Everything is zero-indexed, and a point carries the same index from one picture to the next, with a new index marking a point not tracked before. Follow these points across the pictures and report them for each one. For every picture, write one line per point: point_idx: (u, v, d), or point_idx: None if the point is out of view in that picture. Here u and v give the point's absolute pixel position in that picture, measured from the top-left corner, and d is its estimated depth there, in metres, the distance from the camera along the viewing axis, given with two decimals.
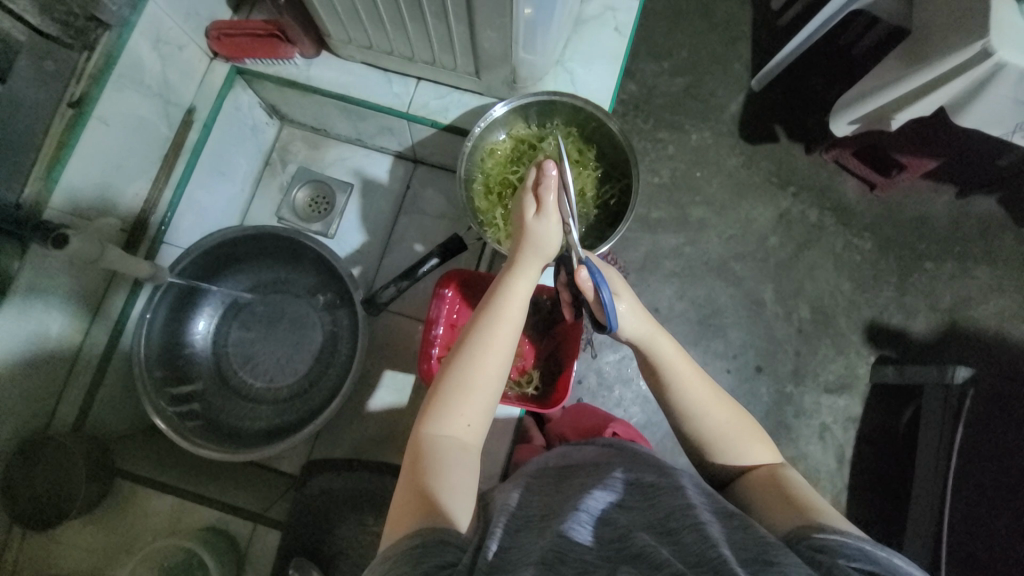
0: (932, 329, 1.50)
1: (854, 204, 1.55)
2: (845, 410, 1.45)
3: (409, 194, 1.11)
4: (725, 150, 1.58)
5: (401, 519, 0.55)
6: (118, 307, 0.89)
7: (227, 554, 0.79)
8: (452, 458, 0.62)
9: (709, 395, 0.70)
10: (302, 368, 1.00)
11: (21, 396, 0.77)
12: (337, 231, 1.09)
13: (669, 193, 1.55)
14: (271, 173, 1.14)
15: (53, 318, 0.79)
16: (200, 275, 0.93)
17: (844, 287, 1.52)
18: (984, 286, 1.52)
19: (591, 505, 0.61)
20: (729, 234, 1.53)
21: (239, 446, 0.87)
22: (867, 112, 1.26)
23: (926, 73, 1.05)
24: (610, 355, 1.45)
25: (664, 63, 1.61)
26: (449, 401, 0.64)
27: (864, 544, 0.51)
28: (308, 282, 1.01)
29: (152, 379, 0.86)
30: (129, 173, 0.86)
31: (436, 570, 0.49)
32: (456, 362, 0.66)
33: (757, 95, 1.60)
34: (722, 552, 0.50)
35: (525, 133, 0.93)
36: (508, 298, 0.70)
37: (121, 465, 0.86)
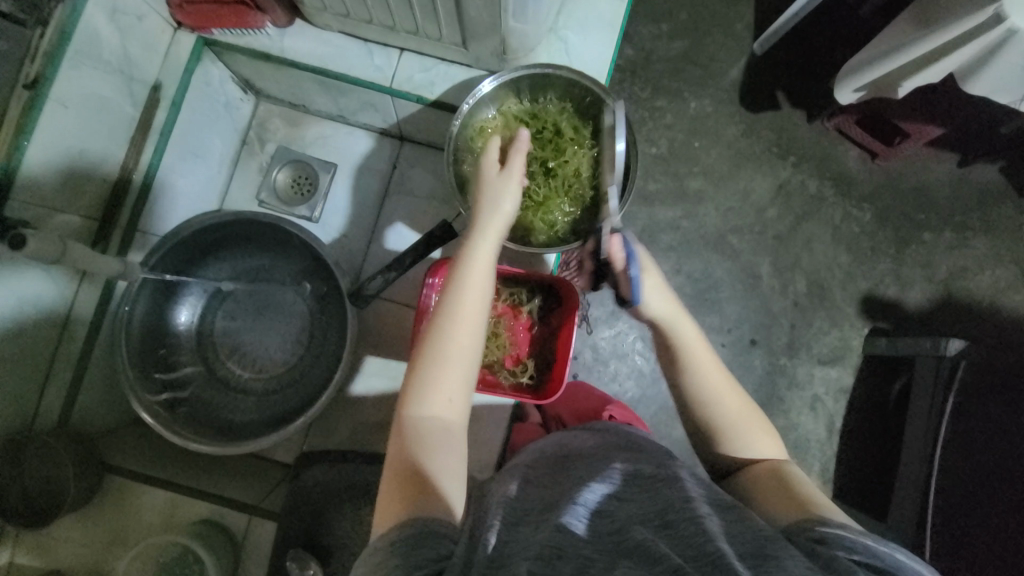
0: (927, 300, 1.49)
1: (855, 174, 1.51)
2: (837, 381, 1.46)
3: (395, 173, 1.06)
4: (725, 118, 1.52)
5: (389, 512, 0.54)
6: (94, 302, 0.85)
7: (221, 546, 0.79)
8: (434, 439, 0.60)
9: (720, 382, 0.71)
10: (292, 357, 0.98)
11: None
12: (321, 214, 1.04)
13: (666, 164, 1.50)
14: (249, 152, 1.08)
15: (28, 317, 0.75)
16: (178, 266, 0.88)
17: (841, 260, 1.50)
18: (980, 257, 1.50)
19: (586, 498, 0.60)
20: (727, 207, 1.50)
21: (229, 439, 0.85)
22: (872, 80, 1.20)
23: (941, 36, 0.99)
24: (605, 331, 1.44)
25: (663, 25, 1.52)
26: (426, 383, 0.61)
27: (865, 538, 0.50)
28: (293, 269, 0.97)
29: (135, 370, 0.83)
30: (95, 159, 0.80)
31: (429, 564, 0.48)
32: (429, 340, 0.62)
33: (760, 59, 1.52)
34: (719, 546, 0.49)
35: (516, 110, 0.87)
36: (475, 264, 0.66)
37: (111, 460, 0.85)
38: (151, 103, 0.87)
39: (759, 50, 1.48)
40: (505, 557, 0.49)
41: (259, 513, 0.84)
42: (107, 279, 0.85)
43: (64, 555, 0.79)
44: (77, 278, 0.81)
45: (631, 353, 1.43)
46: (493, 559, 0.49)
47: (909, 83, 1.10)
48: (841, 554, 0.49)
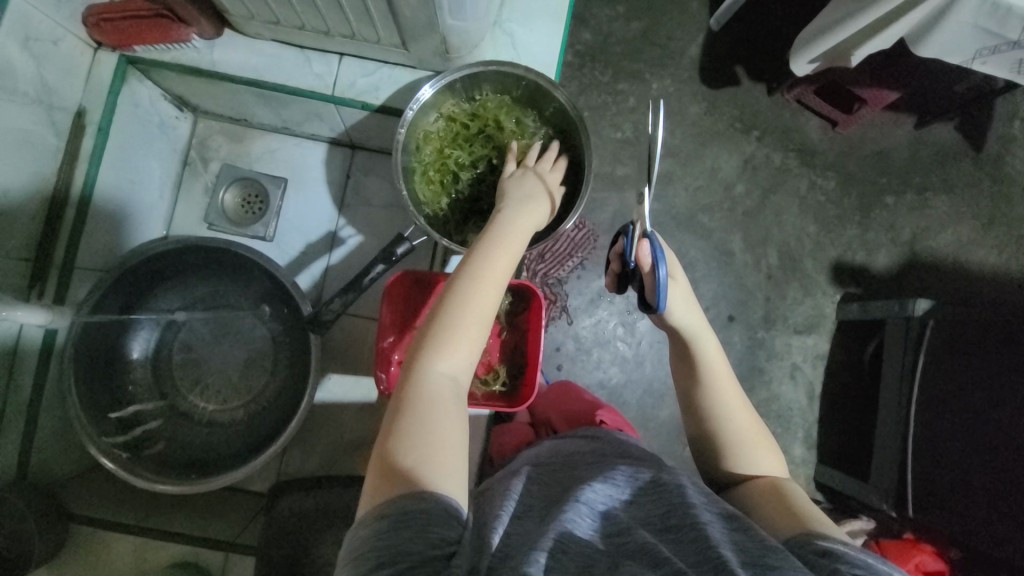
0: (894, 262, 1.52)
1: (817, 144, 1.53)
2: (814, 348, 1.49)
3: (351, 183, 1.01)
4: (686, 97, 1.51)
5: (396, 471, 0.51)
6: (35, 352, 0.79)
7: None
8: (446, 409, 0.56)
9: (735, 398, 0.72)
10: (259, 382, 0.95)
11: None
12: (275, 233, 0.99)
13: (633, 148, 1.48)
14: (193, 172, 1.02)
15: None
16: (125, 302, 0.84)
17: (810, 229, 1.51)
18: (941, 215, 1.54)
19: (595, 500, 0.62)
20: (695, 185, 1.49)
21: (196, 475, 0.82)
22: (827, 51, 1.21)
23: (880, 9, 1.00)
24: (585, 320, 1.43)
25: (618, 7, 1.50)
26: (444, 342, 0.58)
27: (868, 556, 0.51)
28: (250, 293, 0.93)
29: (90, 413, 0.79)
30: (18, 196, 0.74)
31: (443, 546, 0.46)
32: (452, 304, 0.60)
33: (717, 35, 1.52)
34: (722, 552, 0.52)
35: (457, 112, 0.85)
36: (506, 241, 0.65)
37: (75, 509, 0.81)
38: (76, 130, 0.81)
39: (716, 26, 1.48)
40: (511, 550, 0.53)
41: (237, 549, 0.81)
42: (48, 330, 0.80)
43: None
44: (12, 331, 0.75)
45: (613, 340, 1.43)
46: (499, 552, 0.53)
47: (860, 50, 1.13)
48: (844, 568, 0.50)
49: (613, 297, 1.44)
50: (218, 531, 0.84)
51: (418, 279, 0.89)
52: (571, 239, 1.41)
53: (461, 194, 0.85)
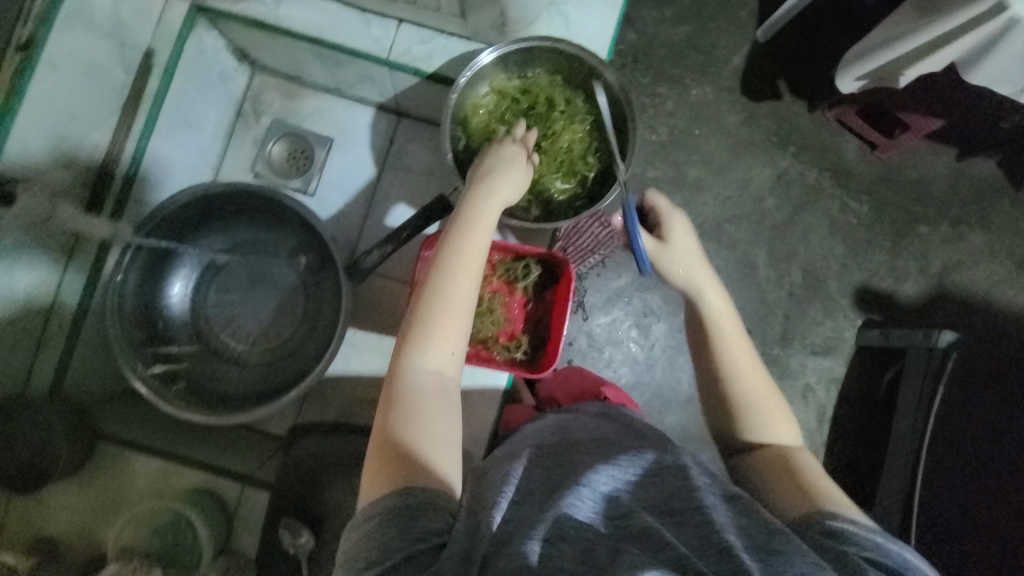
0: (921, 292, 1.50)
1: (854, 165, 1.51)
2: (829, 371, 1.47)
3: (393, 149, 1.03)
4: (725, 106, 1.51)
5: (385, 472, 0.57)
6: (87, 265, 0.84)
7: (216, 519, 0.82)
8: (428, 406, 0.62)
9: (745, 357, 0.73)
10: (286, 330, 0.98)
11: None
12: (315, 189, 1.02)
13: (665, 152, 1.49)
14: (244, 124, 1.05)
15: (8, 309, 0.73)
16: (175, 232, 0.88)
17: (837, 251, 1.50)
18: (975, 251, 1.51)
19: (600, 482, 0.62)
20: (725, 196, 1.49)
21: (220, 408, 0.86)
22: (877, 68, 1.18)
23: (937, 26, 1.00)
24: (600, 317, 1.44)
25: (666, 10, 1.51)
26: (419, 348, 0.63)
27: (876, 535, 0.54)
28: (288, 244, 0.96)
29: (130, 341, 0.83)
30: (85, 125, 0.79)
31: (426, 535, 0.52)
32: (423, 309, 0.65)
33: (762, 47, 1.51)
34: (727, 537, 0.54)
35: (508, 86, 0.87)
36: (470, 233, 0.68)
37: (102, 427, 0.87)
38: (143, 70, 0.85)
39: (762, 38, 1.48)
40: (508, 535, 0.55)
41: (253, 483, 0.87)
42: (103, 242, 0.85)
43: (57, 521, 0.79)
44: (68, 243, 0.80)
45: (626, 340, 1.44)
46: (496, 538, 0.54)
47: (911, 70, 1.10)
48: (853, 551, 0.52)
49: (631, 298, 1.45)
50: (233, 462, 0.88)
51: None
52: (595, 235, 1.30)
53: None
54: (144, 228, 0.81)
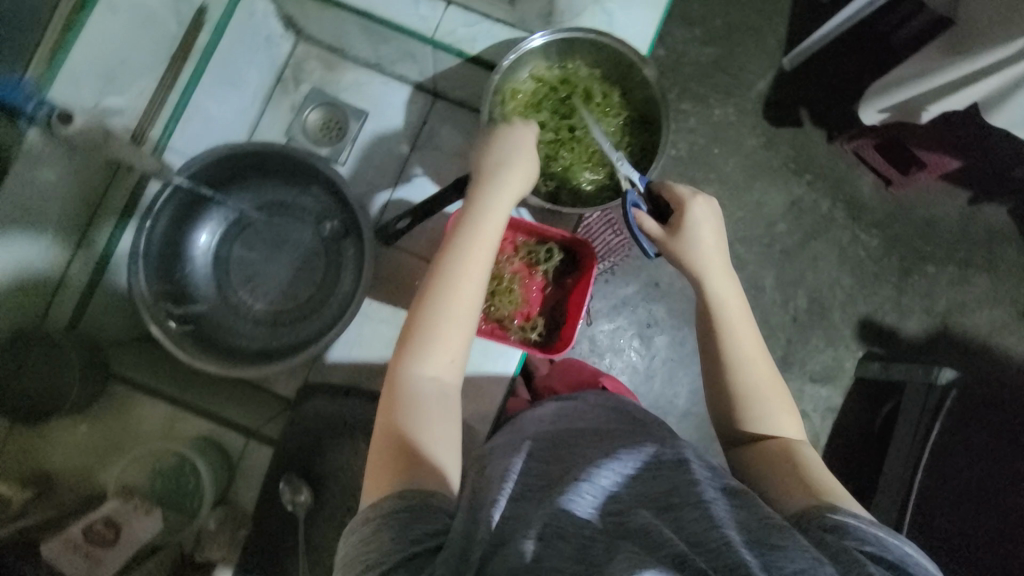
0: (924, 330, 1.51)
1: (867, 199, 1.53)
2: (826, 400, 1.48)
3: (425, 129, 1.05)
4: (746, 129, 1.53)
5: (382, 477, 0.60)
6: (124, 192, 0.87)
7: (220, 467, 0.87)
8: (427, 408, 0.65)
9: (751, 345, 0.75)
10: (303, 294, 0.98)
11: (23, 280, 0.75)
12: (346, 159, 1.04)
13: (684, 167, 1.52)
14: (283, 90, 1.06)
15: (39, 236, 0.76)
16: (214, 179, 0.90)
17: (844, 281, 1.51)
18: (980, 295, 1.52)
19: (601, 478, 0.61)
20: (738, 216, 1.51)
21: (234, 360, 0.87)
22: (899, 101, 1.22)
23: (964, 65, 1.02)
24: (604, 324, 1.45)
25: (697, 30, 1.54)
26: (419, 353, 0.66)
27: (876, 530, 0.55)
28: (315, 208, 0.98)
29: (151, 292, 0.84)
30: (133, 71, 0.81)
31: (424, 536, 0.54)
32: (424, 317, 0.67)
33: (788, 75, 1.54)
34: (726, 533, 0.53)
35: (547, 75, 0.89)
36: (472, 243, 0.69)
37: (116, 369, 0.87)
38: (195, 25, 0.88)
39: (788, 66, 1.50)
40: (505, 536, 0.55)
41: (257, 438, 0.90)
42: (141, 173, 0.87)
43: (56, 457, 0.76)
44: (110, 169, 0.84)
45: (627, 348, 1.45)
46: (494, 538, 0.55)
47: (936, 106, 1.13)
48: (853, 544, 0.54)
49: (636, 307, 1.46)
50: (241, 418, 0.90)
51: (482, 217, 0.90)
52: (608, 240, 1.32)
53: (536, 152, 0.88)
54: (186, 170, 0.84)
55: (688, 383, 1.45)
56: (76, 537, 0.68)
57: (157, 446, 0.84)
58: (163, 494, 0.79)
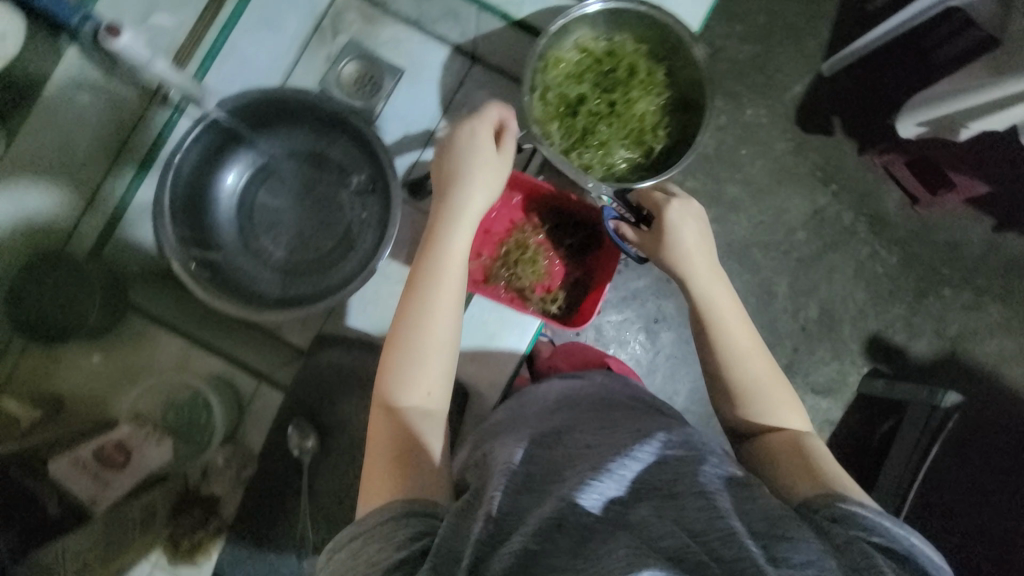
0: (931, 353, 1.40)
1: (891, 215, 1.40)
2: (824, 414, 1.40)
3: (461, 92, 1.03)
4: (776, 132, 1.40)
5: (369, 495, 0.61)
6: (153, 132, 0.90)
7: (231, 402, 0.88)
8: (410, 428, 0.65)
9: (747, 338, 0.74)
10: (324, 245, 0.97)
11: (54, 199, 0.82)
12: (379, 115, 1.02)
13: (707, 164, 1.40)
14: (320, 40, 1.02)
15: (70, 155, 0.83)
16: (250, 122, 0.91)
17: (857, 296, 1.40)
18: (992, 324, 1.40)
19: (619, 466, 0.57)
20: (758, 221, 1.40)
21: (250, 304, 0.87)
22: (937, 116, 1.17)
23: (1000, 89, 1.00)
24: (612, 315, 1.38)
25: (736, 25, 1.40)
26: (397, 379, 0.67)
27: (881, 518, 0.54)
28: (343, 159, 0.96)
29: (178, 237, 0.84)
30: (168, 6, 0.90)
31: (410, 539, 0.54)
32: (399, 346, 0.68)
33: (823, 81, 1.40)
34: (732, 523, 0.50)
35: (593, 47, 0.87)
36: (445, 264, 0.71)
37: (136, 301, 0.87)
38: None
39: (828, 72, 1.37)
40: (501, 533, 0.51)
41: (266, 381, 0.90)
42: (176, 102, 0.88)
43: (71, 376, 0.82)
44: (144, 99, 0.88)
45: (631, 341, 1.39)
46: (489, 537, 0.51)
47: (975, 124, 1.09)
48: (862, 534, 0.52)
49: (645, 301, 1.38)
50: (260, 359, 0.91)
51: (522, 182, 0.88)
52: None
53: (574, 125, 0.87)
54: (224, 105, 0.84)
55: (689, 381, 1.39)
56: (86, 457, 0.76)
57: (171, 377, 0.87)
58: (175, 425, 0.85)
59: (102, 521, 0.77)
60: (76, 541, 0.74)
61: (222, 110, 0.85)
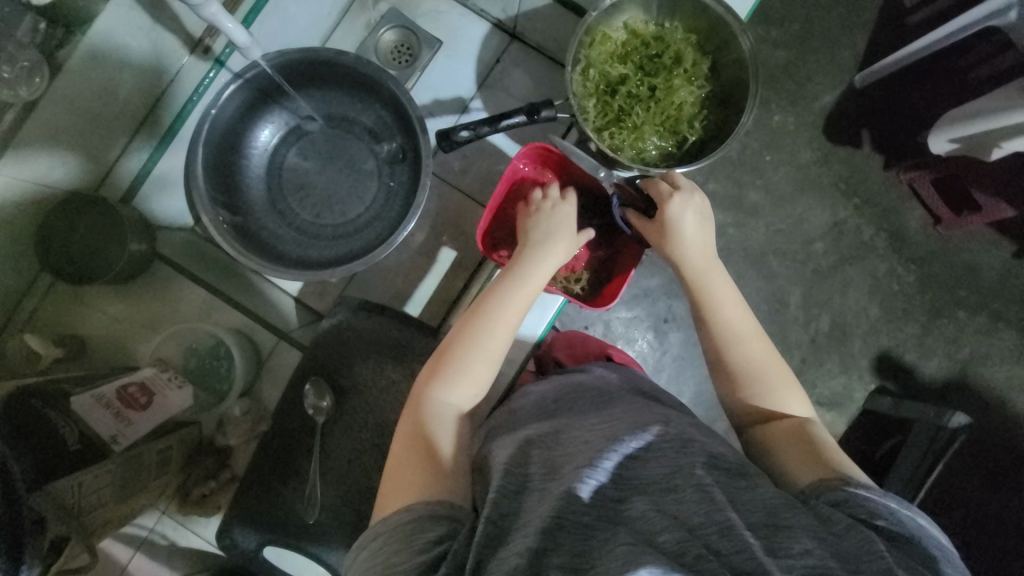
0: (942, 374, 1.35)
1: (911, 234, 1.35)
2: (828, 426, 1.36)
3: (496, 70, 1.02)
4: (803, 141, 1.36)
5: (392, 492, 0.60)
6: (184, 94, 0.94)
7: (251, 354, 0.93)
8: (448, 426, 0.66)
9: (748, 329, 0.75)
10: (349, 213, 0.97)
11: (92, 145, 0.87)
12: (415, 83, 1.02)
13: (732, 168, 1.36)
14: (361, 5, 1.02)
15: (108, 106, 0.87)
16: (290, 80, 0.90)
17: (871, 312, 1.36)
18: (1004, 350, 1.35)
19: (604, 460, 0.56)
20: (777, 228, 1.36)
21: (274, 262, 0.87)
22: (969, 134, 1.11)
23: None
24: (622, 311, 1.35)
25: (772, 30, 1.36)
26: (451, 374, 0.68)
27: (888, 501, 0.53)
28: (374, 126, 0.96)
29: (209, 195, 0.85)
30: None
31: (428, 544, 0.52)
32: (464, 342, 0.70)
33: (856, 93, 1.36)
34: (728, 515, 0.48)
35: (643, 30, 0.87)
36: (524, 282, 0.76)
37: (161, 252, 0.92)
38: None
39: (858, 84, 1.32)
40: (497, 536, 0.50)
41: (289, 341, 0.96)
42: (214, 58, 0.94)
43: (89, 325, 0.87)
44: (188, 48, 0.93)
45: (639, 338, 1.35)
46: (486, 539, 0.50)
47: (1009, 144, 1.03)
48: (863, 518, 0.52)
49: (657, 299, 1.35)
50: (273, 318, 0.96)
51: (548, 158, 0.89)
52: None
53: (611, 105, 0.87)
54: (265, 61, 0.83)
55: (694, 384, 1.35)
56: (109, 395, 0.78)
57: (193, 325, 0.90)
58: (195, 373, 0.90)
59: (121, 459, 0.76)
60: (92, 477, 0.71)
61: (264, 65, 0.83)
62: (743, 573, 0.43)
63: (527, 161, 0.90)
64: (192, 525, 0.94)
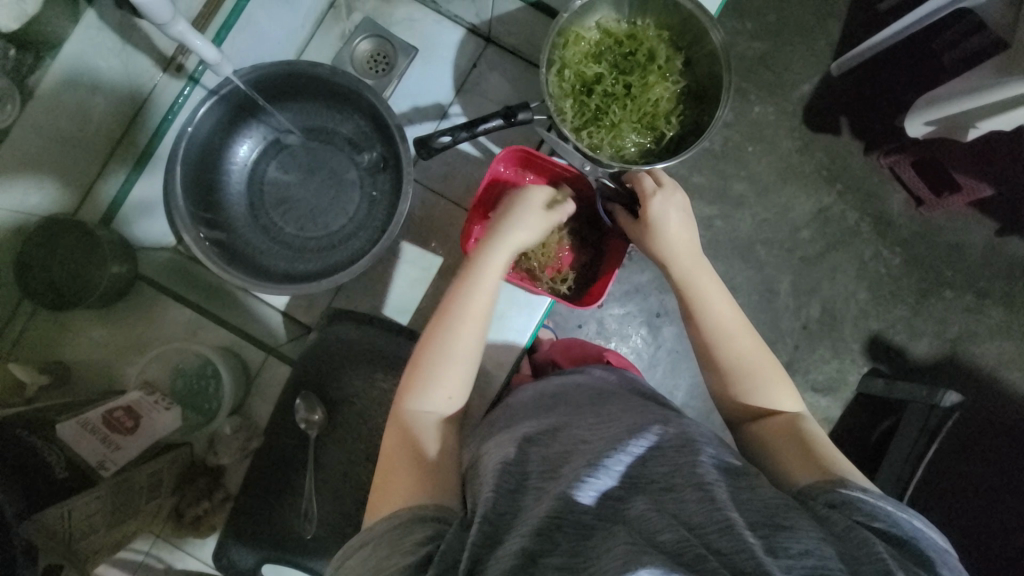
0: (932, 353, 1.37)
1: (894, 216, 1.37)
2: (824, 411, 1.37)
3: (474, 74, 1.03)
4: (783, 130, 1.38)
5: (378, 503, 0.59)
6: (160, 113, 0.95)
7: (241, 373, 0.93)
8: (428, 431, 0.65)
9: (738, 326, 0.75)
10: (333, 225, 0.97)
11: (72, 167, 0.87)
12: (393, 92, 1.02)
13: (715, 160, 1.37)
14: (335, 16, 1.03)
15: (84, 128, 0.87)
16: (269, 95, 0.90)
17: (860, 295, 1.38)
18: (992, 326, 1.37)
19: (612, 461, 0.56)
20: (763, 217, 1.37)
21: (260, 277, 0.86)
22: (945, 116, 1.13)
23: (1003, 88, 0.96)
24: (615, 308, 1.35)
25: (747, 23, 1.37)
26: (425, 381, 0.67)
27: (885, 505, 0.53)
28: (354, 136, 0.96)
29: (188, 212, 0.84)
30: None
31: (422, 541, 0.52)
32: (430, 346, 0.69)
33: (833, 81, 1.37)
34: (729, 515, 0.48)
35: (616, 29, 0.88)
36: (483, 275, 0.74)
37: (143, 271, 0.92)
38: None
39: (836, 72, 1.33)
40: (496, 536, 0.50)
41: (276, 354, 0.96)
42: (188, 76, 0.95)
43: (71, 352, 0.85)
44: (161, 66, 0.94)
45: (633, 334, 1.35)
46: (483, 539, 0.50)
47: (983, 123, 1.04)
48: (859, 519, 0.52)
49: (649, 295, 1.35)
50: (259, 334, 0.96)
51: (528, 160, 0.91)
52: None
53: (588, 104, 0.87)
54: (241, 76, 0.83)
55: (690, 376, 1.35)
56: (94, 421, 0.77)
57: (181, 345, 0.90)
58: (184, 394, 0.89)
59: (110, 484, 0.75)
60: (84, 502, 0.71)
61: (242, 80, 0.83)
62: (743, 572, 0.43)
63: (506, 163, 0.92)
64: (189, 548, 0.94)
